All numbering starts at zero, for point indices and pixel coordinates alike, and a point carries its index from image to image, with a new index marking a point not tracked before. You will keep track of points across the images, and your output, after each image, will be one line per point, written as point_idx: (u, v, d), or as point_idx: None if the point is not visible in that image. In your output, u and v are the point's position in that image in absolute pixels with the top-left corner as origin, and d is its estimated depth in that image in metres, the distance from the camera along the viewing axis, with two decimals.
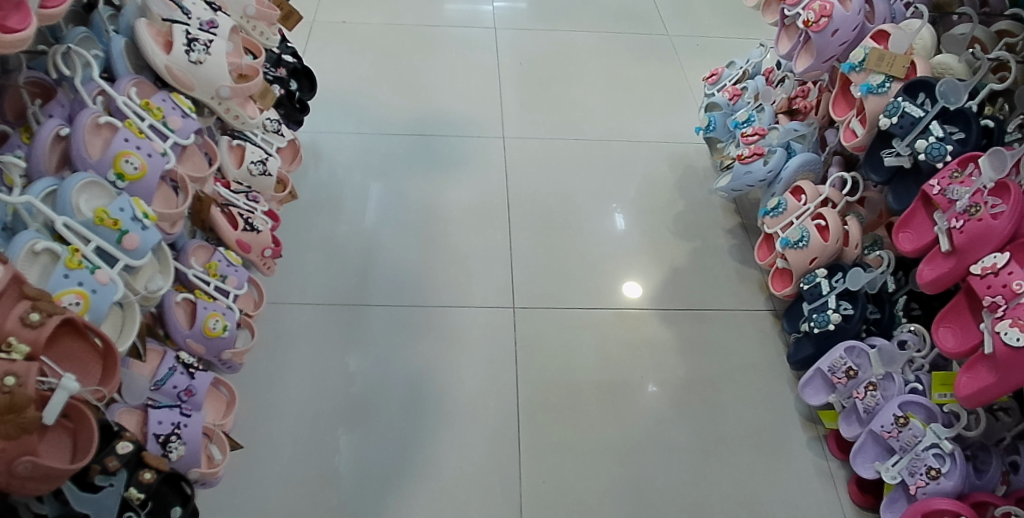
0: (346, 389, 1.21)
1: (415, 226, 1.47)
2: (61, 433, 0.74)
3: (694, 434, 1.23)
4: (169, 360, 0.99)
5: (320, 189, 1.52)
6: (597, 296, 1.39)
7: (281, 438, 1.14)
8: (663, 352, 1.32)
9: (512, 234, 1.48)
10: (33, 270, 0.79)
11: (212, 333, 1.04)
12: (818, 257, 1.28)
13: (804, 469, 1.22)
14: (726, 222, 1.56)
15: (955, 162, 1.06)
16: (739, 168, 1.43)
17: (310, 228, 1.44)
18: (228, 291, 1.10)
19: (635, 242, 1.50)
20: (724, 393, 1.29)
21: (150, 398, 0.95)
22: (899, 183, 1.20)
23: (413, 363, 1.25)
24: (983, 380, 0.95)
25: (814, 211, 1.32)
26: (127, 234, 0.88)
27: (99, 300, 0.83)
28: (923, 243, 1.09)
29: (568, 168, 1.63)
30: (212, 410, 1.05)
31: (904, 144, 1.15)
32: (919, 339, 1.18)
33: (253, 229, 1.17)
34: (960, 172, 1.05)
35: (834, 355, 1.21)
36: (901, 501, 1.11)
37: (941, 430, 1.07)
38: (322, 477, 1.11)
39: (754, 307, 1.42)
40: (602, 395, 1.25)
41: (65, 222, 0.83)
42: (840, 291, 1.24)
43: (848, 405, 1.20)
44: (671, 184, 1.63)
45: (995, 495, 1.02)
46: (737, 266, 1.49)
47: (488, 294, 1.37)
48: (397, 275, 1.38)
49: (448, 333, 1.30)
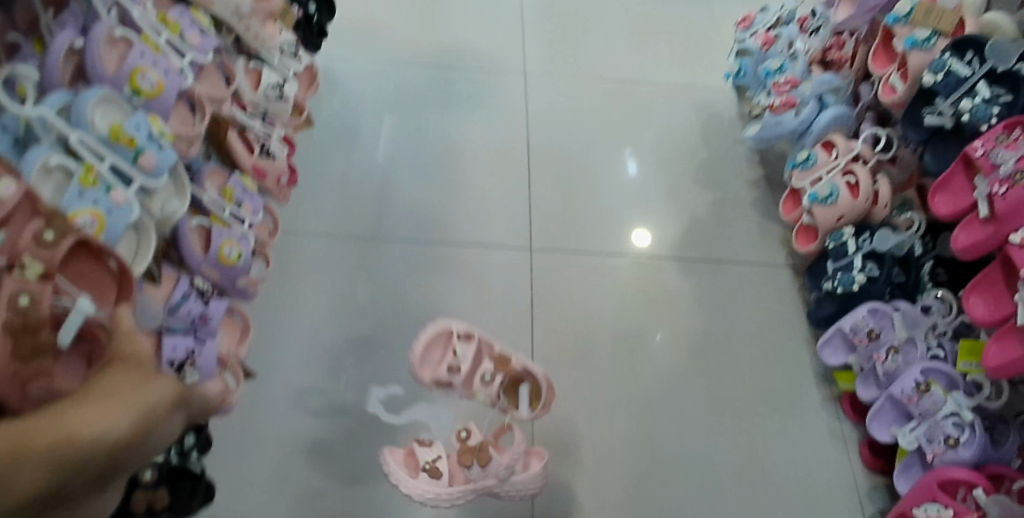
0: (356, 323, 1.19)
1: (431, 158, 1.43)
2: (76, 357, 0.74)
3: (707, 386, 1.21)
4: (183, 285, 0.94)
5: (335, 117, 1.47)
6: (614, 241, 1.36)
7: (293, 369, 1.13)
8: (680, 301, 1.30)
9: (530, 172, 1.45)
10: (47, 187, 0.78)
11: (227, 261, 1.00)
12: (846, 216, 1.24)
13: (816, 428, 1.21)
14: (750, 173, 1.52)
15: (1001, 126, 1.01)
16: (769, 119, 1.38)
17: (323, 157, 1.40)
18: (244, 219, 1.06)
19: (656, 190, 1.46)
20: (741, 350, 1.26)
21: (164, 323, 0.91)
22: (939, 144, 1.16)
23: (427, 300, 1.23)
24: (1013, 353, 0.93)
25: (844, 167, 1.27)
26: (143, 153, 0.86)
27: (115, 221, 0.80)
28: (959, 208, 1.07)
29: (589, 110, 1.59)
30: (227, 337, 1.01)
31: (948, 103, 1.11)
32: (945, 306, 1.15)
33: (269, 154, 1.14)
34: (1005, 135, 1.00)
35: (858, 315, 1.19)
36: (915, 468, 1.11)
37: (961, 398, 1.05)
38: (333, 410, 1.10)
39: (775, 263, 1.38)
40: (618, 345, 1.23)
41: (79, 137, 0.80)
42: (866, 251, 1.21)
43: (867, 367, 1.19)
44: (694, 131, 1.58)
45: (1011, 469, 1.03)
46: (759, 219, 1.45)
47: (505, 233, 1.34)
48: (412, 207, 1.35)
49: (466, 270, 1.28)
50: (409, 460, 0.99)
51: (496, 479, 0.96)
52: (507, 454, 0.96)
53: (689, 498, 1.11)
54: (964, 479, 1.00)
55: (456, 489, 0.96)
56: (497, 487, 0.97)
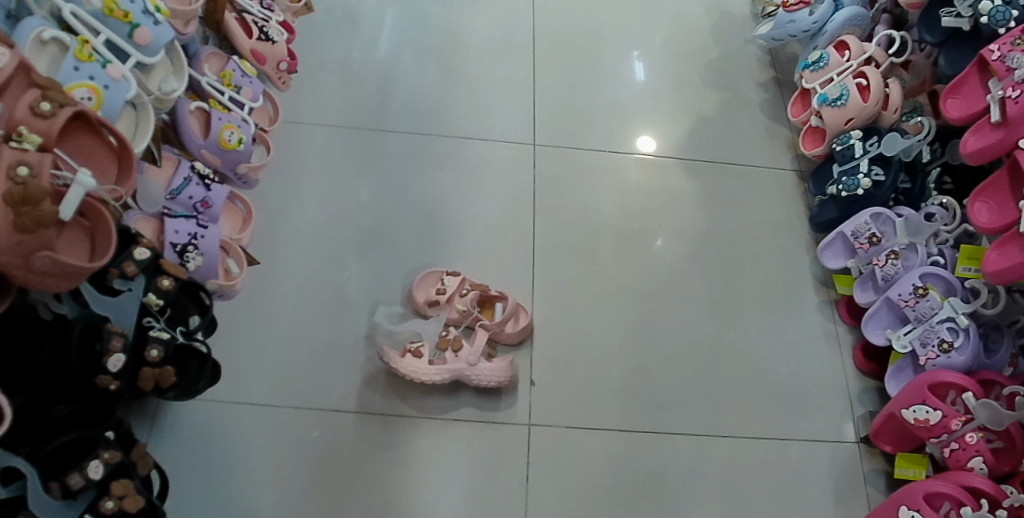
0: (357, 218, 1.19)
1: (435, 51, 1.40)
2: (79, 231, 0.75)
3: (704, 285, 1.22)
4: (185, 169, 1.01)
5: (335, 7, 1.43)
6: (619, 139, 1.35)
7: (294, 260, 1.14)
8: (682, 201, 1.30)
9: (535, 63, 1.42)
10: (42, 61, 0.78)
11: (227, 146, 1.06)
12: (855, 119, 1.22)
13: (812, 329, 1.22)
14: (760, 74, 1.49)
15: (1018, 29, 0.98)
16: (783, 17, 1.34)
17: (323, 48, 1.37)
18: (242, 104, 1.12)
19: (662, 89, 1.43)
20: (741, 249, 1.27)
21: (166, 206, 0.98)
22: (953, 47, 1.13)
23: (430, 192, 1.23)
24: (1012, 258, 0.91)
25: (855, 69, 1.24)
26: (138, 28, 0.86)
27: (112, 96, 0.81)
28: (972, 112, 1.03)
29: (597, 3, 1.54)
30: (229, 223, 1.08)
31: (966, 4, 1.06)
32: (948, 213, 1.15)
33: (268, 39, 1.18)
34: None
35: (859, 220, 1.18)
36: (907, 371, 1.12)
37: (959, 305, 1.06)
38: (335, 300, 1.11)
39: (779, 166, 1.37)
40: (618, 241, 1.24)
41: (72, 10, 0.81)
42: (874, 155, 1.19)
43: (866, 271, 1.19)
44: (705, 29, 1.54)
45: (1002, 375, 1.03)
46: (767, 122, 1.43)
47: (508, 128, 1.33)
48: (414, 100, 1.33)
49: (469, 166, 1.27)
50: (435, 288, 1.11)
51: (464, 362, 1.02)
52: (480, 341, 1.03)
53: (684, 388, 1.13)
54: (955, 383, 1.00)
55: (435, 369, 1.01)
56: (466, 371, 1.02)
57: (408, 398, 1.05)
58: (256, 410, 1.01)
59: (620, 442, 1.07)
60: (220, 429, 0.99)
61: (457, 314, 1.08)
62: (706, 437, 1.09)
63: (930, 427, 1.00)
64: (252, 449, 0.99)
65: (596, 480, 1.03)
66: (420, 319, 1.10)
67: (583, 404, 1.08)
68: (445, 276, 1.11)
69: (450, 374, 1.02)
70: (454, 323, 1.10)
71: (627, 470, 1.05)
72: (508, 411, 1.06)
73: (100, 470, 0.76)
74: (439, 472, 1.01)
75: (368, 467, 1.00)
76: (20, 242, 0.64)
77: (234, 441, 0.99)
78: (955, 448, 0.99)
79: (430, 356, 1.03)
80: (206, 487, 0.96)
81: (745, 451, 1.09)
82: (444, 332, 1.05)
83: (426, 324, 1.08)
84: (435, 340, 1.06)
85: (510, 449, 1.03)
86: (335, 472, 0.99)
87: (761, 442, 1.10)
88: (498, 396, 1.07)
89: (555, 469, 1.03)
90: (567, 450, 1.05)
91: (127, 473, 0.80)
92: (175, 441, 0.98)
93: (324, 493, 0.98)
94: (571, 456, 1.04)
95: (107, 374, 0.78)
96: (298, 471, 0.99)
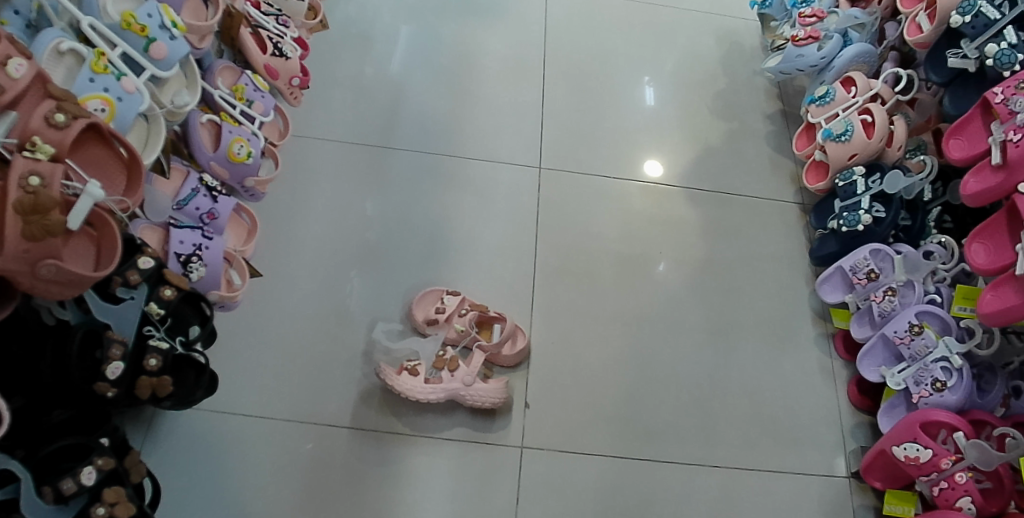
0: (362, 232, 1.20)
1: (446, 71, 1.41)
2: (86, 241, 0.76)
3: (702, 315, 1.23)
4: (193, 181, 1.02)
5: (350, 23, 1.45)
6: (623, 165, 1.36)
7: (297, 272, 1.15)
8: (684, 230, 1.31)
9: (544, 87, 1.43)
10: (59, 71, 0.81)
11: (236, 159, 1.07)
12: (858, 155, 1.23)
13: (808, 363, 1.22)
14: (768, 106, 1.50)
15: None
16: (791, 51, 1.35)
17: (336, 64, 1.38)
18: (253, 118, 1.13)
19: (669, 117, 1.45)
20: (741, 279, 1.28)
21: (172, 217, 0.99)
22: (960, 86, 1.14)
23: (434, 210, 1.24)
24: (1007, 300, 0.91)
25: (862, 106, 1.26)
26: (154, 43, 0.89)
27: (124, 108, 0.84)
28: (975, 153, 1.04)
29: (609, 29, 1.56)
30: (234, 235, 1.10)
31: (973, 46, 1.07)
32: (946, 253, 1.15)
33: (282, 55, 1.19)
34: None
35: (859, 255, 1.19)
36: (900, 408, 1.12)
37: (954, 345, 1.06)
38: (336, 314, 1.12)
39: (782, 198, 1.38)
40: (618, 266, 1.25)
41: (90, 23, 0.85)
42: (875, 192, 1.20)
43: (864, 307, 1.19)
44: (715, 60, 1.55)
45: (993, 416, 1.04)
46: (772, 153, 1.44)
47: (516, 151, 1.34)
48: (423, 118, 1.34)
49: (473, 186, 1.28)
50: (435, 307, 1.12)
51: (461, 382, 1.03)
52: (478, 362, 1.04)
53: (678, 417, 1.13)
54: (946, 422, 1.01)
55: (430, 387, 1.02)
56: (462, 391, 1.02)
57: (403, 416, 1.06)
58: (252, 421, 1.02)
59: (611, 468, 1.07)
60: (216, 437, 1.00)
61: (456, 334, 1.09)
62: (697, 466, 1.10)
63: (920, 466, 1.01)
64: (245, 458, 1.00)
65: (587, 505, 1.04)
66: (419, 337, 1.10)
67: (576, 428, 1.09)
68: (447, 293, 1.12)
69: (446, 393, 1.02)
70: (452, 342, 1.11)
71: (617, 496, 1.05)
72: (501, 433, 1.07)
73: (92, 477, 0.77)
74: (430, 490, 1.01)
75: (360, 482, 1.01)
76: (28, 249, 0.65)
77: (228, 450, 1.00)
78: (944, 487, 1.00)
79: (428, 374, 1.04)
80: (198, 495, 0.97)
81: (734, 482, 1.10)
82: (441, 352, 1.06)
83: (423, 343, 1.10)
84: (433, 360, 1.06)
85: (502, 470, 1.04)
86: (327, 485, 1.00)
87: (751, 475, 1.11)
88: (492, 417, 1.07)
89: (546, 492, 1.04)
90: (559, 473, 1.05)
91: (119, 480, 0.80)
92: (169, 449, 0.99)
93: (314, 506, 0.98)
94: (562, 480, 1.05)
95: (104, 382, 0.78)
96: (290, 483, 0.99)
